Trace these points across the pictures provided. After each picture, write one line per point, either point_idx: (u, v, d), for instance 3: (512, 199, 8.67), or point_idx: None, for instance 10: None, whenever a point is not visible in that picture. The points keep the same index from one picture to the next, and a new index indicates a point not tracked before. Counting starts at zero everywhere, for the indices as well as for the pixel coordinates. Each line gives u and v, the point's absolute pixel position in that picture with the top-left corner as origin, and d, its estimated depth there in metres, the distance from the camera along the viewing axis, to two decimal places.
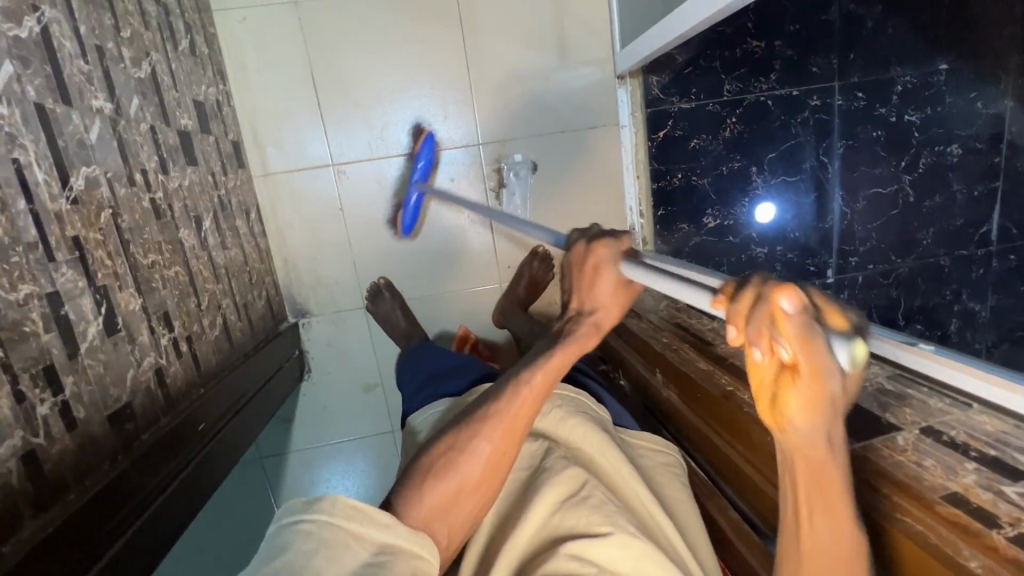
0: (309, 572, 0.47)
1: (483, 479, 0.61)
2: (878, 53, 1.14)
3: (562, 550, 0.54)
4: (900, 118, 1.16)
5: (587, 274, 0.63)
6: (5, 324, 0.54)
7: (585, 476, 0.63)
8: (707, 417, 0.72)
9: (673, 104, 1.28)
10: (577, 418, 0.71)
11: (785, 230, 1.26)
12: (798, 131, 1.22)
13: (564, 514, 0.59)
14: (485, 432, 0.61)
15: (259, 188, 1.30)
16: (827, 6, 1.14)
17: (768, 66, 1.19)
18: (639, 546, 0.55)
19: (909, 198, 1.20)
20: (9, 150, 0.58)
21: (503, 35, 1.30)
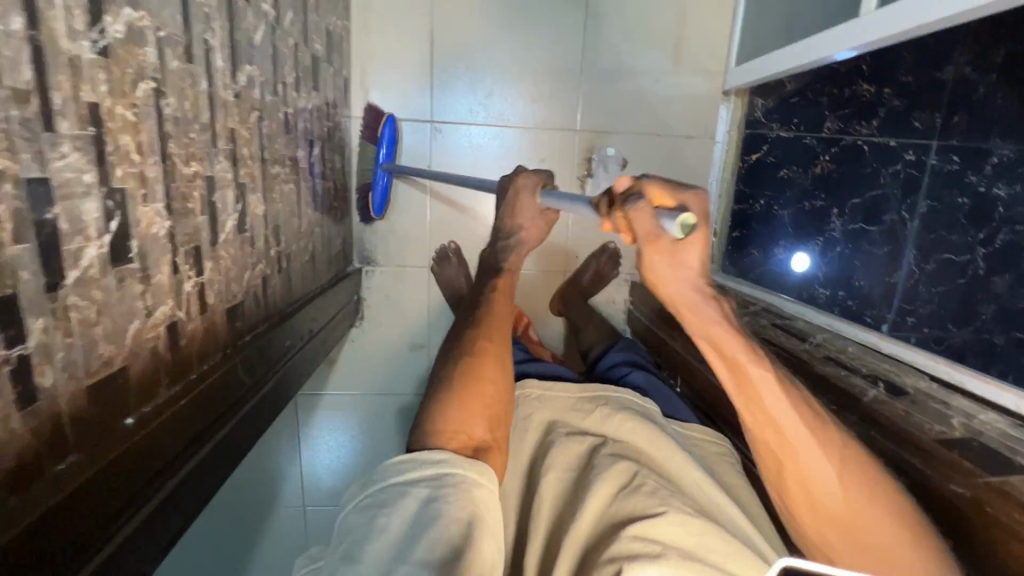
0: (375, 528, 0.52)
1: (496, 370, 0.73)
2: (986, 116, 0.94)
3: (627, 533, 0.54)
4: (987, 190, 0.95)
5: (512, 199, 0.82)
6: (178, 195, 0.54)
7: (636, 468, 0.63)
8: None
9: (772, 130, 1.33)
10: (625, 413, 0.73)
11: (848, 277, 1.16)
12: (884, 181, 1.10)
13: (621, 503, 0.59)
14: (480, 335, 0.76)
15: (354, 129, 1.30)
16: (944, 60, 0.98)
17: (871, 112, 1.11)
18: (693, 521, 0.56)
19: (980, 270, 0.96)
20: (205, 31, 0.58)
21: (624, 28, 1.30)
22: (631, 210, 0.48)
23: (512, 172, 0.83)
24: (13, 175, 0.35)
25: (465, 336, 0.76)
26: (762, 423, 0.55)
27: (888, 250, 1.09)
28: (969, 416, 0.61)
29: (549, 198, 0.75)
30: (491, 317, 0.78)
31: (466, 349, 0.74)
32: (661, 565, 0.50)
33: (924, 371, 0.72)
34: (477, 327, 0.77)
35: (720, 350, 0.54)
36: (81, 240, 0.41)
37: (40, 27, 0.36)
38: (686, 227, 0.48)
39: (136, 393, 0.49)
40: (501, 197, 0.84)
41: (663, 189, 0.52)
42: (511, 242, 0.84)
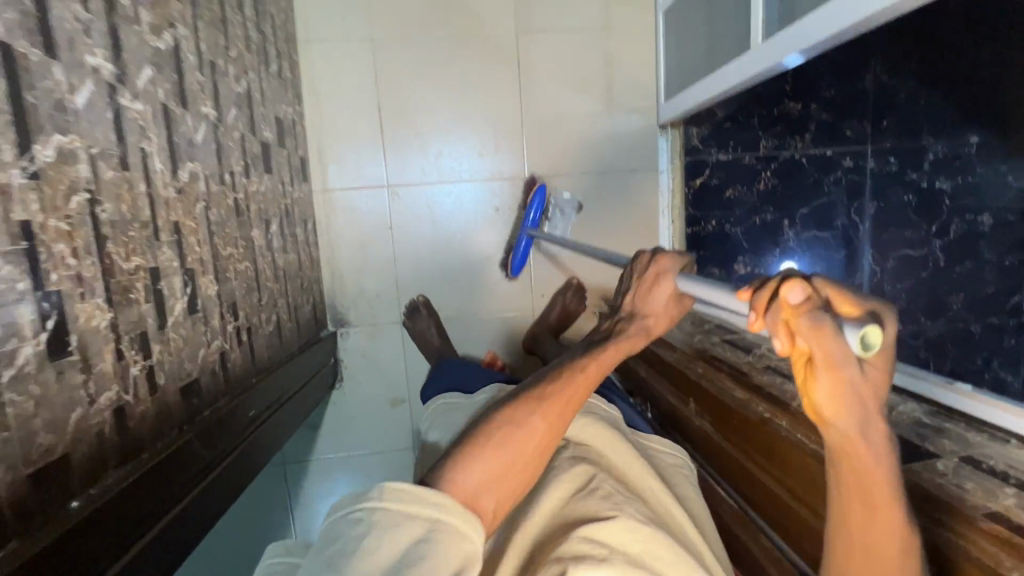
0: (360, 554, 0.47)
1: (532, 459, 0.59)
2: (910, 119, 1.06)
3: (577, 533, 0.51)
4: (929, 184, 1.04)
5: (646, 282, 0.66)
6: (118, 289, 0.59)
7: (594, 472, 0.62)
8: (746, 441, 0.73)
9: (712, 154, 1.41)
10: (588, 417, 0.72)
11: None
12: (829, 190, 1.24)
13: (573, 505, 0.57)
14: (540, 406, 0.60)
15: (317, 202, 1.39)
16: (860, 73, 1.12)
17: (802, 127, 1.25)
18: (645, 530, 0.53)
19: (939, 261, 1.03)
20: (140, 140, 0.66)
21: (558, 79, 1.40)
22: (811, 327, 0.35)
23: (655, 249, 0.67)
24: None
25: (527, 397, 0.60)
26: None
27: (845, 255, 1.22)
28: (890, 407, 0.63)
29: (691, 284, 0.58)
30: (563, 391, 0.61)
31: (517, 416, 0.59)
32: (607, 567, 0.47)
33: None
34: (545, 395, 0.60)
35: (868, 500, 0.43)
36: (16, 341, 0.46)
37: None
38: (871, 348, 0.34)
39: (80, 475, 0.52)
40: (634, 270, 0.68)
41: (846, 294, 0.37)
42: (629, 327, 0.66)
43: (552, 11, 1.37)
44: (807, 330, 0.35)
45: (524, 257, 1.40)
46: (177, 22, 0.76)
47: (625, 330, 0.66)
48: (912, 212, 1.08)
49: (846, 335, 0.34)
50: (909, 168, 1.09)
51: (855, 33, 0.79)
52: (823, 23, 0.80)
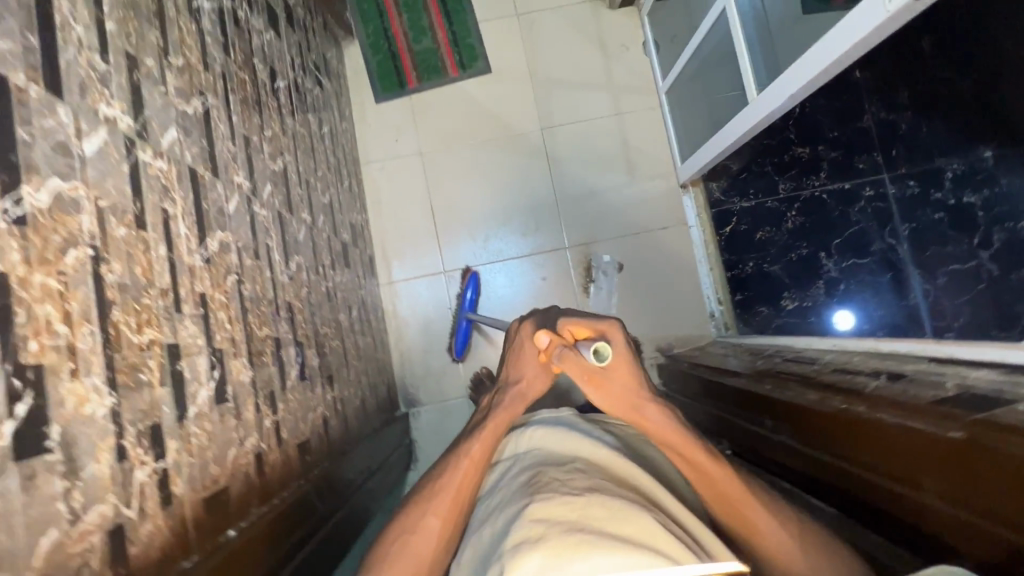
0: None
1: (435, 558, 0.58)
2: (919, 146, 1.25)
3: (516, 528, 0.47)
4: (958, 200, 1.21)
5: (522, 353, 0.70)
6: (256, 351, 0.72)
7: (536, 470, 0.58)
8: (826, 439, 0.74)
9: (736, 204, 1.51)
10: (533, 427, 0.68)
11: (869, 311, 1.33)
12: (857, 218, 1.36)
13: (515, 505, 0.53)
14: (428, 506, 0.60)
15: (384, 293, 1.55)
16: (860, 115, 1.32)
17: (817, 167, 1.39)
18: (576, 501, 0.49)
19: (992, 271, 1.16)
20: (266, 237, 0.83)
21: (582, 161, 1.59)
22: (563, 359, 0.63)
23: (522, 319, 0.74)
24: (160, 341, 0.52)
25: (416, 496, 0.62)
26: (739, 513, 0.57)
27: (891, 275, 1.31)
28: (963, 376, 0.66)
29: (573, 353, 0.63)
30: (445, 483, 0.61)
31: (401, 528, 0.59)
32: (541, 550, 0.43)
33: (922, 355, 0.79)
34: (429, 492, 0.61)
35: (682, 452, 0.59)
36: (197, 384, 0.57)
37: (173, 248, 0.57)
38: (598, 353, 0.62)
39: (234, 509, 0.60)
40: (511, 346, 0.73)
41: (582, 323, 0.66)
42: (507, 389, 0.69)
43: (566, 108, 1.61)
44: (563, 361, 0.63)
45: (466, 337, 1.48)
46: (285, 151, 0.98)
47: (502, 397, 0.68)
48: (948, 228, 1.23)
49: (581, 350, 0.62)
50: (933, 190, 1.25)
51: (839, 68, 0.91)
52: (810, 65, 0.94)
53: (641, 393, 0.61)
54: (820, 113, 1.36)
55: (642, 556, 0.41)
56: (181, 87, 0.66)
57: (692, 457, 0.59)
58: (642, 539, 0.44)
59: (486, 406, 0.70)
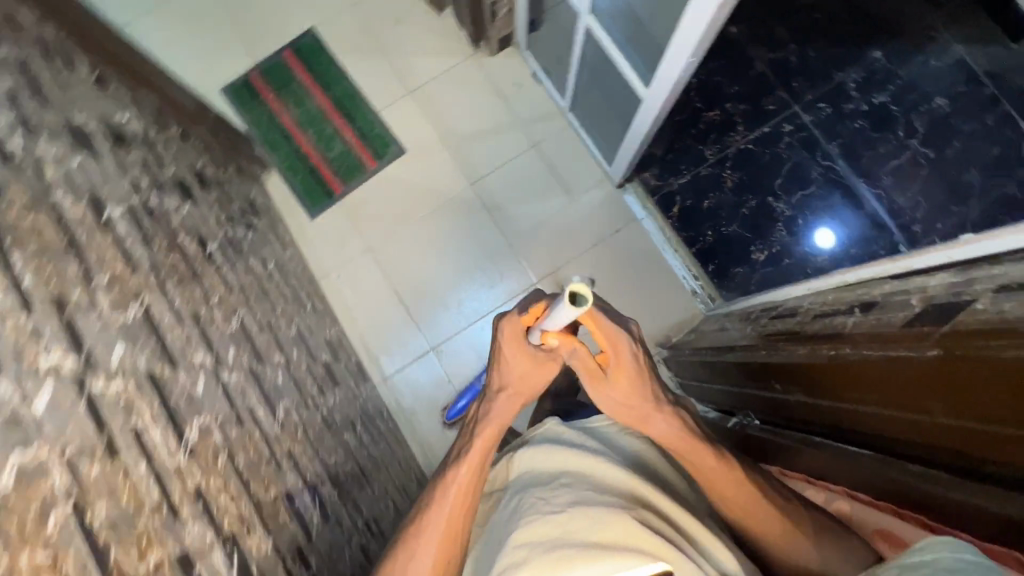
0: None
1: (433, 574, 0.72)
2: (815, 71, 1.52)
3: (511, 544, 0.64)
4: (871, 103, 1.49)
5: (509, 348, 0.76)
6: (269, 515, 0.72)
7: (528, 493, 0.71)
8: (833, 388, 0.76)
9: (673, 183, 1.56)
10: (534, 448, 0.80)
11: (842, 225, 1.45)
12: (788, 153, 1.51)
13: (513, 522, 0.69)
14: (426, 536, 0.73)
15: (383, 391, 1.54)
16: (752, 64, 1.54)
17: (732, 124, 1.54)
18: (559, 517, 0.64)
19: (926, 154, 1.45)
20: (246, 400, 0.84)
21: (519, 200, 1.64)
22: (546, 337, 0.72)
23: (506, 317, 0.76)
24: (167, 559, 0.53)
25: (417, 524, 0.74)
26: (730, 487, 0.72)
27: (842, 191, 1.47)
28: (924, 287, 0.68)
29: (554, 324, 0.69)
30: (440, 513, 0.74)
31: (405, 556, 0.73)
32: (528, 564, 0.61)
33: (885, 276, 0.81)
34: (427, 523, 0.74)
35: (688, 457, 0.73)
36: None
37: (152, 459, 0.58)
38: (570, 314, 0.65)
39: None
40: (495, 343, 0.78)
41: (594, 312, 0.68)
42: (492, 402, 0.78)
43: (486, 158, 1.66)
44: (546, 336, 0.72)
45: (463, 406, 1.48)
46: (237, 308, 1.00)
47: (489, 409, 0.78)
48: (873, 130, 1.48)
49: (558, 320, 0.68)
50: (845, 103, 1.50)
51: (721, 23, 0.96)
52: (686, 43, 0.99)
53: (649, 406, 0.74)
54: (717, 78, 1.55)
55: (610, 559, 0.57)
56: (115, 301, 0.68)
57: (696, 459, 0.73)
58: (614, 540, 0.60)
59: (472, 418, 0.80)
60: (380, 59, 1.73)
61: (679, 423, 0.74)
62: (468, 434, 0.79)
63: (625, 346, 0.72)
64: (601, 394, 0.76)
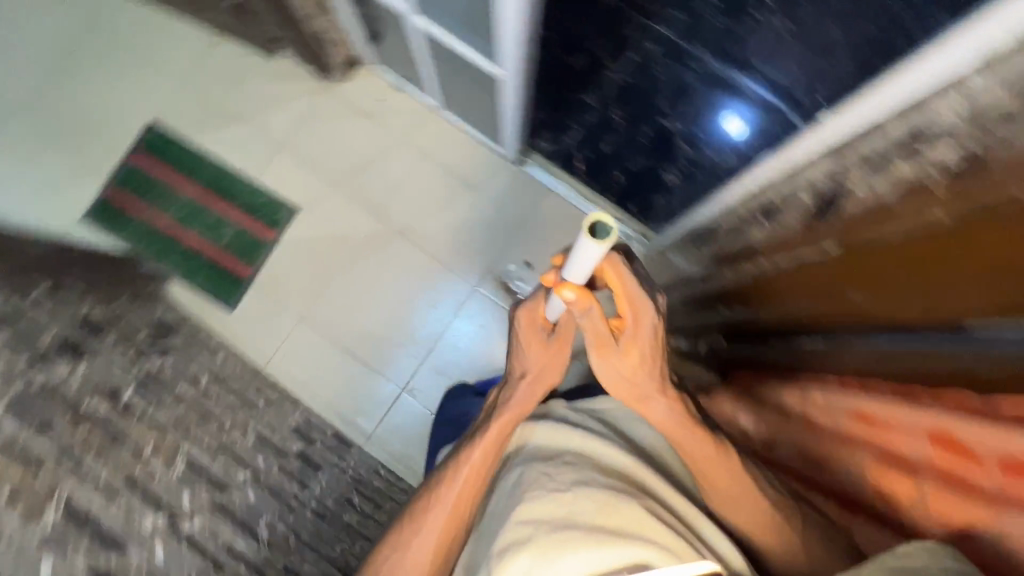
0: None
1: (434, 551, 0.73)
2: None
3: (513, 521, 0.61)
4: None
5: (524, 326, 0.75)
6: None
7: (525, 468, 0.69)
8: (801, 292, 0.77)
9: (568, 140, 1.55)
10: (534, 423, 0.78)
11: (744, 113, 1.49)
12: (660, 72, 1.51)
13: (513, 495, 0.66)
14: (430, 517, 0.74)
15: (370, 451, 1.45)
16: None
17: (599, 62, 1.52)
18: (567, 497, 0.61)
19: (782, 27, 1.53)
20: None
21: (428, 213, 1.60)
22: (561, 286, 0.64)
23: (530, 297, 0.74)
24: None
25: (421, 507, 0.75)
26: (738, 490, 0.68)
27: (725, 88, 1.51)
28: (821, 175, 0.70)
29: (572, 274, 0.62)
30: (443, 494, 0.74)
31: (411, 541, 0.74)
32: (529, 547, 0.57)
33: (774, 174, 0.83)
34: (434, 503, 0.75)
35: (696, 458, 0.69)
36: None
37: None
38: (595, 254, 0.58)
39: None
40: (516, 327, 0.76)
41: (620, 267, 0.63)
42: (512, 385, 0.79)
43: (380, 185, 1.61)
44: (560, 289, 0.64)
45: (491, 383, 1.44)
46: None
47: (510, 396, 0.78)
48: (730, 21, 1.53)
49: (579, 264, 0.60)
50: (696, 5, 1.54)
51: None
52: (510, 18, 0.96)
53: (648, 385, 0.70)
54: (571, 24, 1.54)
55: (638, 548, 0.55)
56: None
57: (701, 455, 0.69)
58: (622, 527, 0.57)
59: (493, 403, 0.80)
60: (236, 126, 1.64)
61: (677, 413, 0.70)
62: (488, 417, 0.78)
63: (649, 321, 0.66)
64: (612, 366, 0.70)
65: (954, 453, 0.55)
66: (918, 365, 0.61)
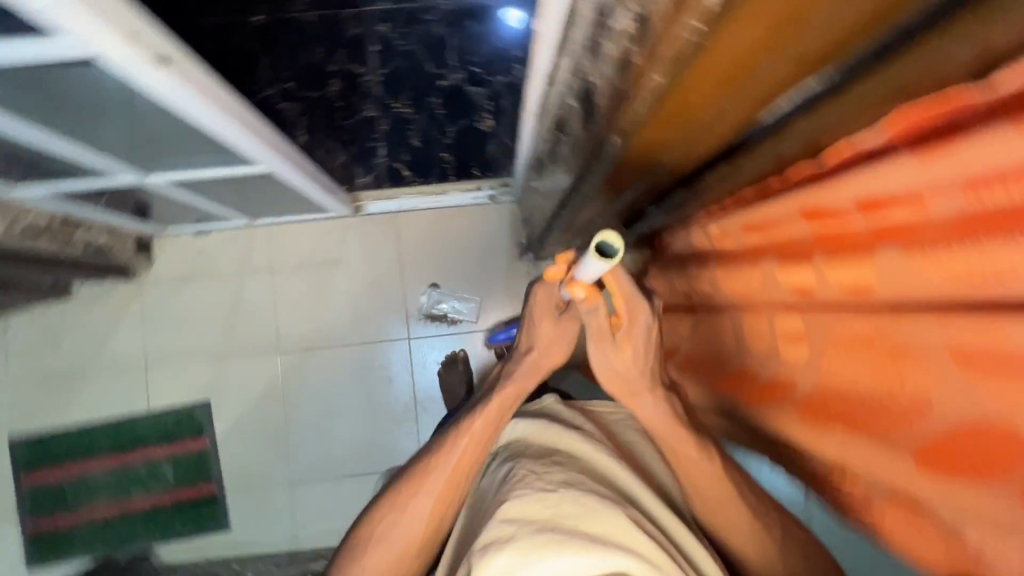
0: None
1: (428, 518, 0.76)
2: None
3: (497, 518, 0.58)
4: None
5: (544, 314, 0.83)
6: None
7: (512, 464, 0.70)
8: (632, 174, 0.75)
9: (381, 156, 1.54)
10: (525, 415, 0.82)
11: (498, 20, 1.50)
12: (405, 44, 1.51)
13: (506, 490, 0.64)
14: (425, 487, 0.76)
15: None
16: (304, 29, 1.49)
17: (351, 76, 1.51)
18: (555, 496, 0.59)
19: None
20: None
21: (318, 313, 1.56)
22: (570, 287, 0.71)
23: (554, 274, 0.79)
24: None
25: (420, 480, 0.76)
26: (713, 492, 0.72)
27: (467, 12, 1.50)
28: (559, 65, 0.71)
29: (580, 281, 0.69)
30: (442, 468, 0.76)
31: (409, 513, 0.76)
32: (511, 546, 0.54)
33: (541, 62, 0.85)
34: (432, 476, 0.76)
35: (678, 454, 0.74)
36: None
37: None
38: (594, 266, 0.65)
39: None
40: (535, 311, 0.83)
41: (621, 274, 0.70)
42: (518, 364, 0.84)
43: (260, 322, 1.55)
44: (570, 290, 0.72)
45: None
46: None
47: (515, 370, 0.83)
48: None
49: (583, 271, 0.67)
50: None
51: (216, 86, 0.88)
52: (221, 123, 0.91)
53: (636, 381, 0.76)
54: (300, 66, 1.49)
55: (618, 558, 0.52)
56: None
57: (683, 452, 0.73)
58: (601, 535, 0.55)
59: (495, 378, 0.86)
60: (93, 380, 1.52)
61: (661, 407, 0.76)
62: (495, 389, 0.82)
63: (644, 317, 0.74)
64: (603, 354, 0.77)
65: (827, 220, 0.57)
66: (778, 162, 0.61)
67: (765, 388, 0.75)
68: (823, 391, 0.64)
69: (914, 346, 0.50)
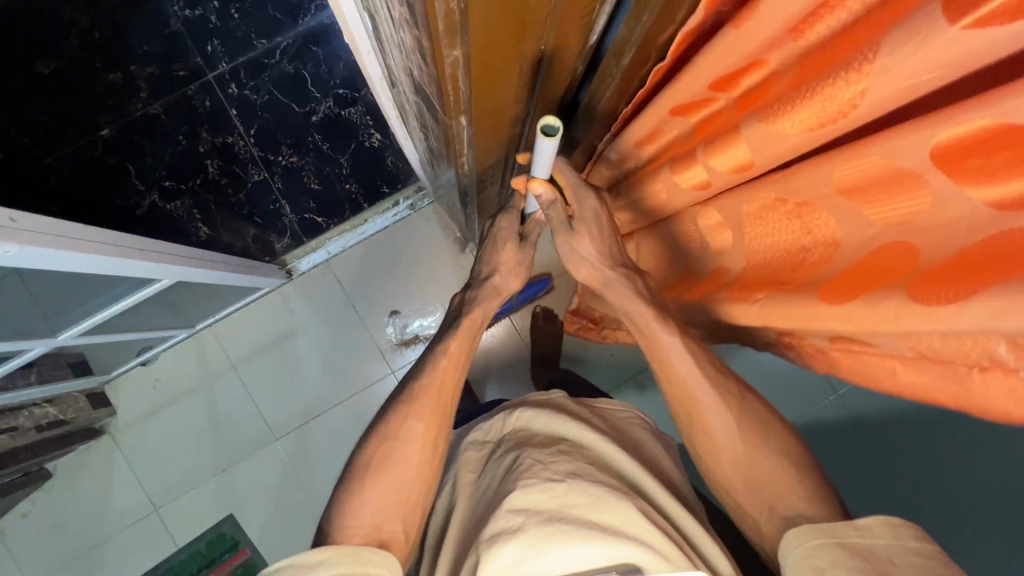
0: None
1: (420, 457, 0.75)
2: (172, 56, 1.44)
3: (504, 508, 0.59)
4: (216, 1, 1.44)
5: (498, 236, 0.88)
6: None
7: (517, 453, 0.70)
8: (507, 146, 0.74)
9: (287, 212, 1.49)
10: (519, 408, 0.81)
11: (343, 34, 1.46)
12: (263, 93, 1.45)
13: (506, 486, 0.64)
14: (411, 414, 0.77)
15: None
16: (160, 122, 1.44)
17: (225, 147, 1.46)
18: (567, 484, 0.60)
19: None
20: None
21: (297, 386, 1.53)
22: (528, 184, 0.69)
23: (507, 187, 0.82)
24: None
25: (405, 417, 0.77)
26: (705, 412, 0.69)
27: (310, 40, 1.45)
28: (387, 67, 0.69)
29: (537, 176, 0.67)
30: (424, 401, 0.78)
31: (398, 443, 0.75)
32: (519, 538, 0.55)
33: None
34: (415, 411, 0.77)
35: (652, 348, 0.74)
36: None
37: None
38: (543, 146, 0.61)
39: None
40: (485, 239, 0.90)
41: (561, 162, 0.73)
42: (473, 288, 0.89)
43: (245, 417, 1.52)
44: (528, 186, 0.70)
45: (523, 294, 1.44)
46: None
47: (475, 295, 0.88)
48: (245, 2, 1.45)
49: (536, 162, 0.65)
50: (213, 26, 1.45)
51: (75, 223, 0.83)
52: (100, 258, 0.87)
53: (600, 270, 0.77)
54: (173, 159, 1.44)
55: (627, 548, 0.54)
56: None
57: (657, 346, 0.73)
58: (612, 525, 0.57)
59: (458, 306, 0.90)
60: (109, 541, 1.48)
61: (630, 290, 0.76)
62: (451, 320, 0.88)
63: (593, 203, 0.76)
64: (566, 243, 0.78)
65: (696, 112, 0.57)
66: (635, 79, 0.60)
67: (711, 283, 0.76)
68: (766, 249, 0.62)
69: (815, 198, 0.51)
